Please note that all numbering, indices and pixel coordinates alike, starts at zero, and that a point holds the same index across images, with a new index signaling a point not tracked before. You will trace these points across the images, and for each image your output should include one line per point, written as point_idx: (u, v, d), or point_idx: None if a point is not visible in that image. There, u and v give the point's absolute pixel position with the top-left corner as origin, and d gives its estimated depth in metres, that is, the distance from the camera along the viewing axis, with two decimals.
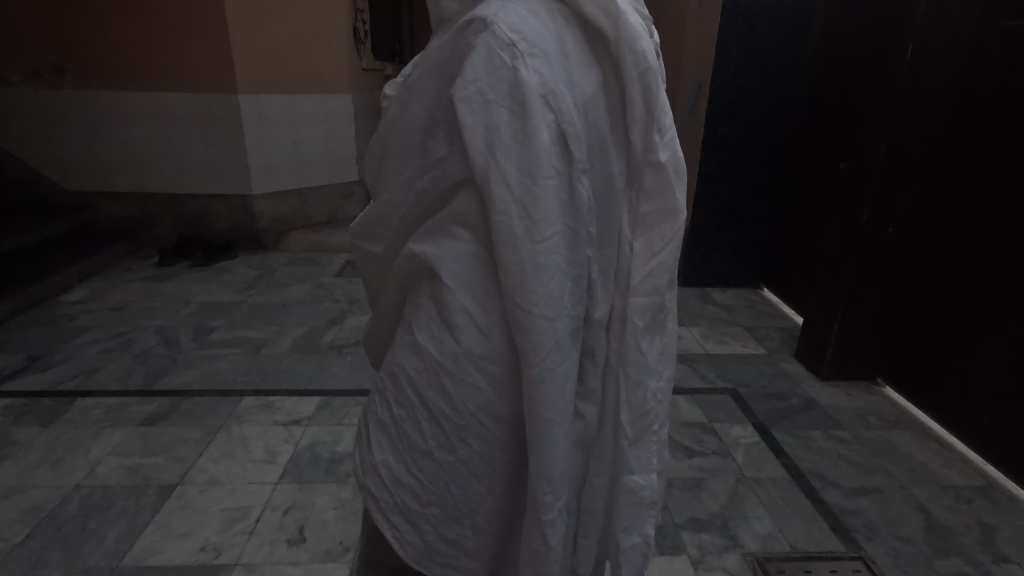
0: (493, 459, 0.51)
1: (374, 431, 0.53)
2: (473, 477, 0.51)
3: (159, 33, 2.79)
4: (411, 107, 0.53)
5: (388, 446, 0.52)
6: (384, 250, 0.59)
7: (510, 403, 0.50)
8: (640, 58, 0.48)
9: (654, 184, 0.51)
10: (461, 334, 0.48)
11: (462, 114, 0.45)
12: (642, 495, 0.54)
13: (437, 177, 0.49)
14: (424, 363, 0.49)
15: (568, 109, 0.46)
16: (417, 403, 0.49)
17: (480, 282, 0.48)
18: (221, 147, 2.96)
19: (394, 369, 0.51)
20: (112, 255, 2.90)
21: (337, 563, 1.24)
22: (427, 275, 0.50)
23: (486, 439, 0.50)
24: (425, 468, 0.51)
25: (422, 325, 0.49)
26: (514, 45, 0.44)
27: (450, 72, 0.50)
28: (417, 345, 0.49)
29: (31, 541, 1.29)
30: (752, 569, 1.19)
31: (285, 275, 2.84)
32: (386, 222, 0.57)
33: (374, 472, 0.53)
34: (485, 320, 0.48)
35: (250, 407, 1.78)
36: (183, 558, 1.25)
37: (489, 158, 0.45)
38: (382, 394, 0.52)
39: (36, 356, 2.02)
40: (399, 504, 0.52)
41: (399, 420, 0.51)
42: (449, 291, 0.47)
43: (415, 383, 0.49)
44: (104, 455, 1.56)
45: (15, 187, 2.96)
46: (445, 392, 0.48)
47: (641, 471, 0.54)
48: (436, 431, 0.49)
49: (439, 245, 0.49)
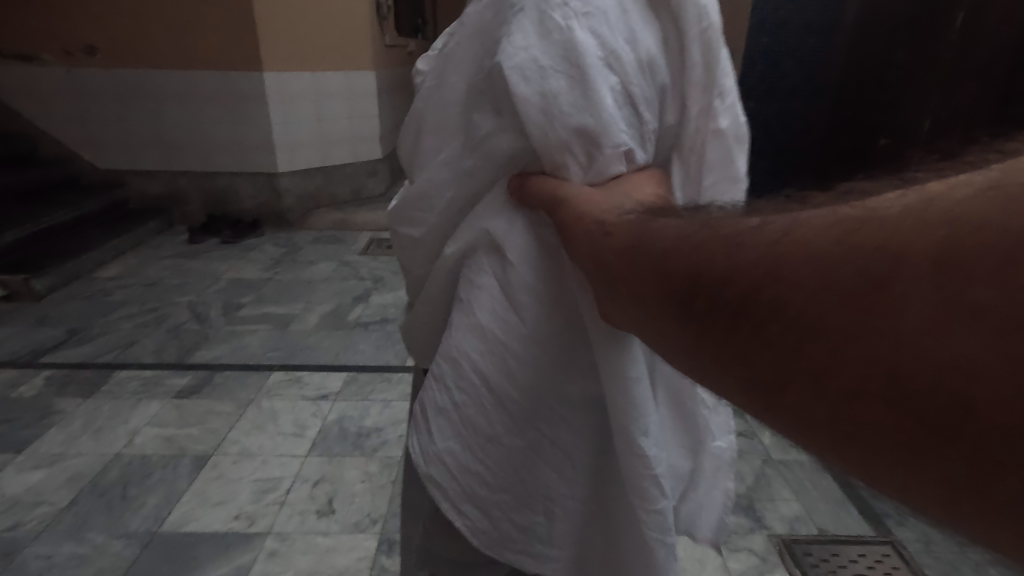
0: (564, 441, 0.51)
1: (432, 417, 0.49)
2: (546, 462, 0.51)
3: (185, 9, 2.81)
4: (449, 78, 0.52)
5: (451, 433, 0.49)
6: (426, 234, 0.55)
7: (579, 384, 0.50)
8: (702, 13, 0.45)
9: (715, 154, 0.48)
10: (525, 312, 0.47)
11: (514, 81, 0.43)
12: (723, 459, 0.56)
13: (493, 156, 0.48)
14: (487, 343, 0.47)
15: (633, 71, 0.45)
16: (480, 385, 0.48)
17: (539, 258, 0.47)
18: (248, 125, 2.99)
19: (452, 353, 0.48)
20: (145, 231, 2.96)
21: (366, 534, 1.27)
22: (486, 253, 0.48)
23: (557, 421, 0.51)
24: (493, 453, 0.49)
25: (482, 304, 0.47)
26: (568, 4, 0.43)
27: (490, 36, 0.48)
28: (479, 327, 0.47)
29: (76, 505, 1.35)
30: (778, 550, 1.23)
31: (311, 252, 2.87)
32: (423, 203, 0.54)
33: (437, 461, 0.49)
34: (545, 297, 0.47)
35: (279, 381, 1.82)
36: (218, 525, 1.30)
37: (547, 128, 0.43)
38: (439, 379, 0.49)
39: (76, 329, 2.09)
40: (466, 491, 0.49)
41: (460, 405, 0.48)
42: (512, 265, 0.47)
43: (479, 366, 0.47)
44: (142, 424, 1.62)
45: (52, 164, 3.04)
46: (509, 372, 0.47)
47: (722, 435, 0.56)
48: (502, 415, 0.48)
49: (499, 220, 0.47)
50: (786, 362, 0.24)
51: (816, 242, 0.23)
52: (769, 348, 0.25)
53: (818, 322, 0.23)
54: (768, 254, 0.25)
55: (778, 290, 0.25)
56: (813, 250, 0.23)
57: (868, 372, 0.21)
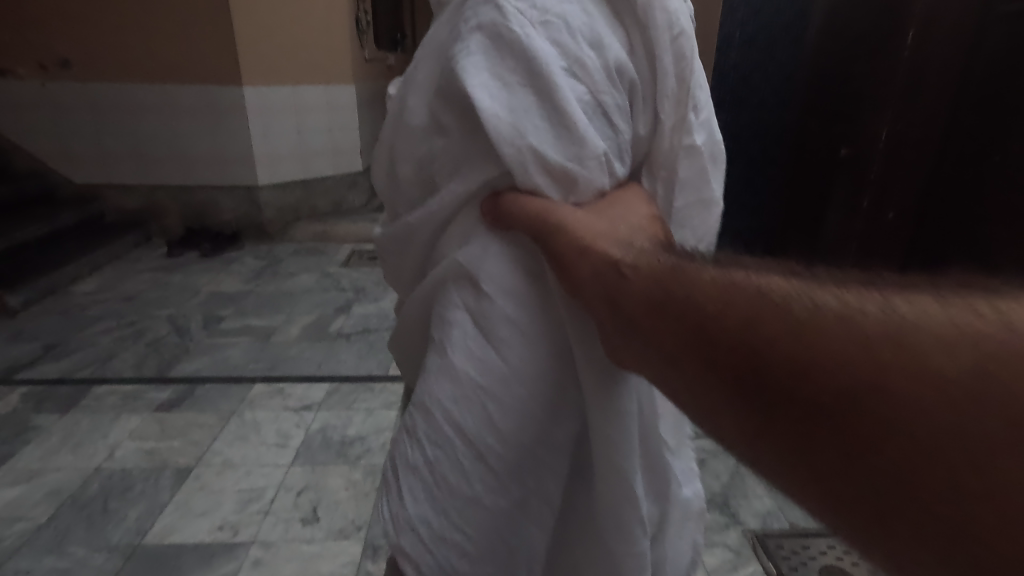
0: (549, 491, 0.51)
1: (403, 478, 0.47)
2: (529, 518, 0.51)
3: (164, 25, 2.84)
4: (410, 102, 0.54)
5: (424, 495, 0.47)
6: (412, 261, 0.57)
7: (565, 426, 0.50)
8: (672, 19, 0.49)
9: (688, 170, 0.53)
10: (505, 351, 0.47)
11: (479, 96, 0.46)
12: (692, 506, 0.58)
13: (466, 182, 0.50)
14: (463, 389, 0.46)
15: (601, 80, 0.48)
16: (457, 440, 0.46)
17: (524, 292, 0.48)
18: (227, 139, 3.02)
19: (426, 401, 0.47)
20: (122, 246, 2.95)
21: (351, 540, 1.31)
22: (464, 287, 0.48)
23: (541, 475, 0.50)
24: (472, 516, 0.47)
25: (456, 343, 0.47)
26: (525, 14, 0.47)
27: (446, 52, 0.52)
28: (453, 369, 0.46)
29: (56, 520, 1.36)
30: (752, 544, 1.30)
31: (294, 264, 2.90)
32: (406, 237, 0.56)
33: (409, 529, 0.47)
34: (525, 332, 0.47)
35: (261, 393, 1.84)
36: (202, 536, 1.32)
37: (518, 140, 0.46)
38: (411, 432, 0.48)
39: (52, 345, 2.09)
40: (443, 562, 0.47)
41: (434, 463, 0.47)
42: (489, 298, 0.47)
43: (454, 415, 0.46)
44: (122, 439, 1.63)
45: (25, 179, 3.02)
46: (490, 421, 0.46)
47: (690, 480, 0.59)
48: (483, 472, 0.47)
49: (486, 262, 0.48)
50: (890, 479, 0.23)
51: (944, 363, 0.22)
52: (872, 461, 0.24)
53: (936, 447, 0.22)
54: (872, 358, 0.24)
55: (886, 400, 0.23)
56: (940, 374, 0.22)
57: (991, 515, 0.21)
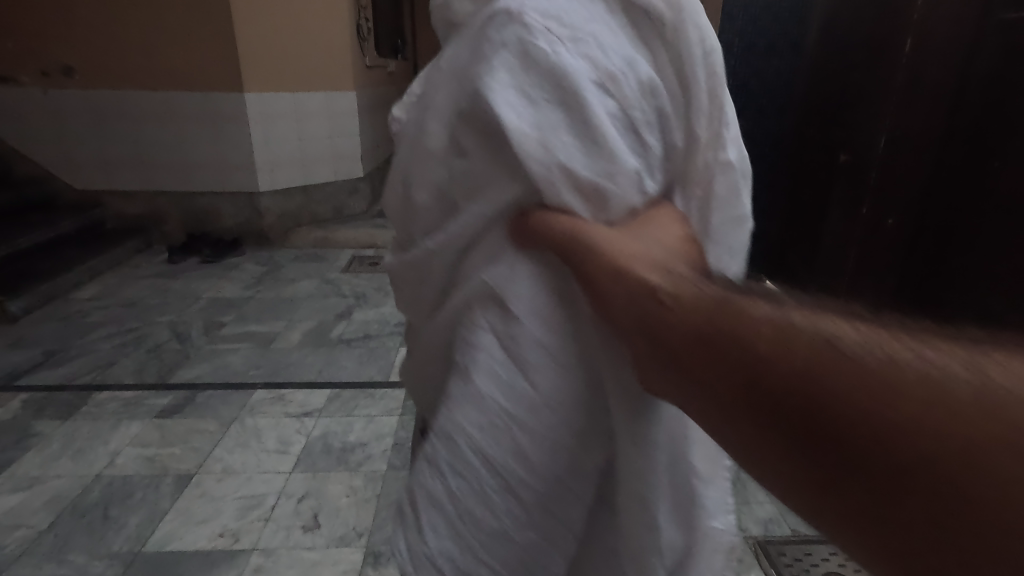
0: (574, 519, 0.47)
1: (423, 509, 0.45)
2: (559, 551, 0.47)
3: (166, 33, 2.85)
4: (428, 124, 0.51)
5: (446, 531, 0.44)
6: (430, 285, 0.55)
7: (594, 454, 0.46)
8: (702, 36, 0.47)
9: (723, 189, 0.49)
10: (535, 374, 0.44)
11: (505, 115, 0.44)
12: (722, 541, 0.48)
13: (491, 201, 0.47)
14: (489, 417, 0.43)
15: (633, 95, 0.46)
16: (482, 470, 0.43)
17: (551, 309, 0.45)
18: (225, 145, 3.02)
19: (448, 430, 0.44)
20: (123, 252, 2.96)
21: (351, 547, 1.31)
22: (489, 306, 0.46)
23: (574, 503, 0.47)
24: (497, 550, 0.45)
25: (482, 366, 0.44)
26: (553, 31, 0.44)
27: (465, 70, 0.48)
28: (480, 395, 0.43)
29: (55, 528, 1.36)
30: (754, 551, 1.30)
31: (294, 270, 2.90)
32: (426, 261, 0.54)
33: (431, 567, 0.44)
34: (552, 353, 0.44)
35: (262, 400, 1.84)
36: (202, 543, 1.32)
37: (550, 162, 0.44)
38: (432, 461, 0.45)
39: (53, 352, 2.09)
40: None
41: (458, 495, 0.44)
42: (518, 321, 0.44)
43: (478, 442, 0.43)
44: (123, 446, 1.63)
45: (27, 185, 3.03)
46: (518, 448, 0.43)
47: (720, 514, 0.48)
48: (509, 503, 0.44)
49: (514, 277, 0.45)
50: None
51: None
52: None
53: None
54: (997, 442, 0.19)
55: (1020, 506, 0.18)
56: None
57: None
